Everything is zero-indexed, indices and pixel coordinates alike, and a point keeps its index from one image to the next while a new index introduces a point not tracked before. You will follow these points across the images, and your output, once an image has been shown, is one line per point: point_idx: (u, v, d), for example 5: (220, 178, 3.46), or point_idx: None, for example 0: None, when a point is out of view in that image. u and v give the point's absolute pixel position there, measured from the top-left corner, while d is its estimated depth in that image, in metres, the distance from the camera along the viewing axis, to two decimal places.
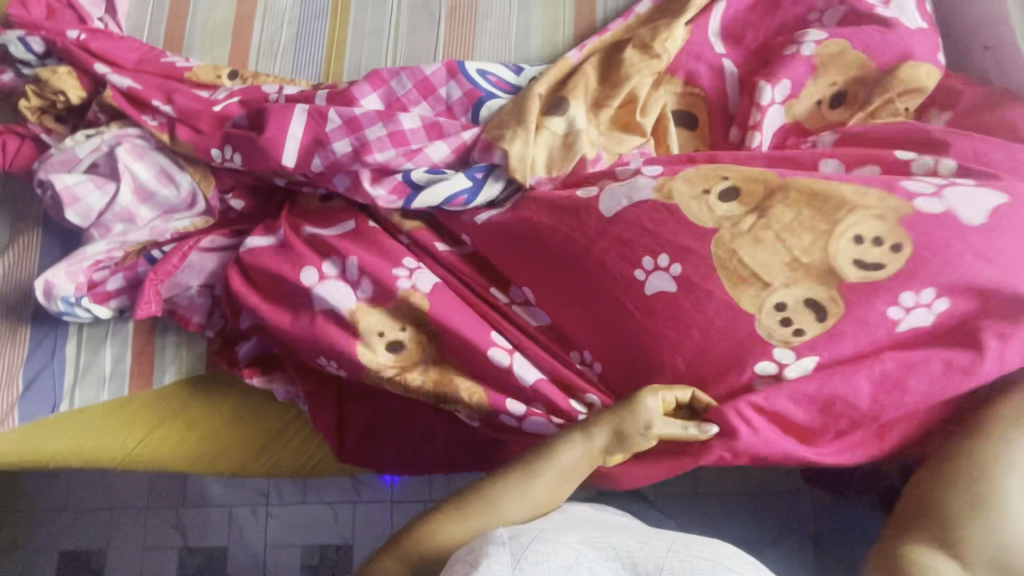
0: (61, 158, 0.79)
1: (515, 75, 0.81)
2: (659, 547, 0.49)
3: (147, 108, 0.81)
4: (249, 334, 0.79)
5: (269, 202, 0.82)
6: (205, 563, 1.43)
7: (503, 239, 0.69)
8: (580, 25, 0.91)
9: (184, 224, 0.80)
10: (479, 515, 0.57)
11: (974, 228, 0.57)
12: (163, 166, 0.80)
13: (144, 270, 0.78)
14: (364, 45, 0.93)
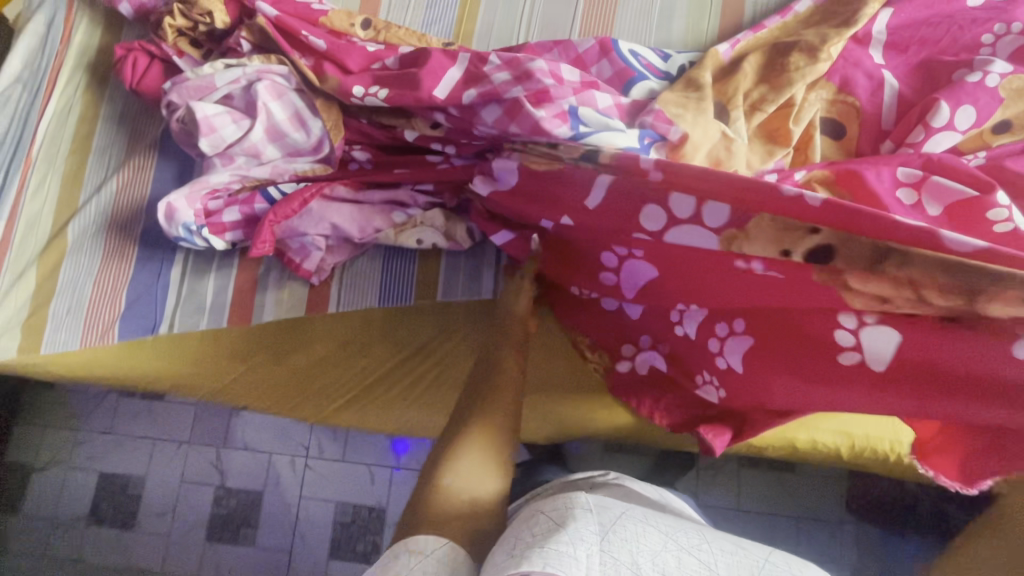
0: (197, 84, 0.78)
1: (663, 61, 0.79)
2: (756, 555, 0.53)
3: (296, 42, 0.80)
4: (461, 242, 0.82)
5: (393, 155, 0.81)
6: (242, 501, 1.47)
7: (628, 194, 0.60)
8: (727, 15, 0.86)
9: (304, 167, 0.79)
10: (472, 454, 0.60)
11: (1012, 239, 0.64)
12: (297, 109, 0.78)
13: (260, 206, 0.78)
14: (498, 9, 0.90)
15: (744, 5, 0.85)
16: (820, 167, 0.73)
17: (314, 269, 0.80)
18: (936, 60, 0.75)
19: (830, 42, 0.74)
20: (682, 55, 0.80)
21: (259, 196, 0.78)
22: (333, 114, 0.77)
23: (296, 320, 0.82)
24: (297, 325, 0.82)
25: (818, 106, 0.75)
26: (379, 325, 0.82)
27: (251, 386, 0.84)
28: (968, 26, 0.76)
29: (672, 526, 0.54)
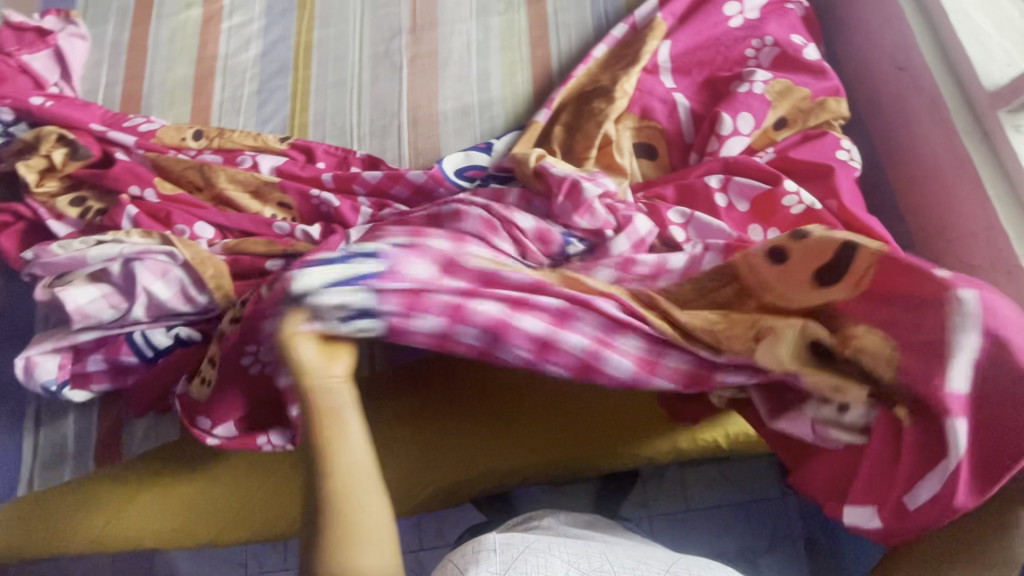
0: (67, 259, 0.75)
1: (487, 153, 0.86)
2: (658, 567, 0.56)
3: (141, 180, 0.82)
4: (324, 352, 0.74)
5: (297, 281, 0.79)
6: None
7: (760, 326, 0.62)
8: (537, 66, 0.93)
9: (188, 329, 0.77)
10: (359, 541, 0.51)
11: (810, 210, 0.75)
12: (183, 285, 0.76)
13: (127, 357, 0.75)
14: (328, 97, 0.94)
15: (550, 57, 0.93)
16: (642, 192, 0.81)
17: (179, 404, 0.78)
18: (714, 77, 0.85)
19: (624, 83, 0.83)
20: (502, 142, 0.86)
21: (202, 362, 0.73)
22: (207, 265, 0.76)
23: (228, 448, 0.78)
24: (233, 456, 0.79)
25: (624, 135, 0.83)
26: None
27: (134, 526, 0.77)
28: (733, 43, 0.86)
29: (571, 549, 0.57)
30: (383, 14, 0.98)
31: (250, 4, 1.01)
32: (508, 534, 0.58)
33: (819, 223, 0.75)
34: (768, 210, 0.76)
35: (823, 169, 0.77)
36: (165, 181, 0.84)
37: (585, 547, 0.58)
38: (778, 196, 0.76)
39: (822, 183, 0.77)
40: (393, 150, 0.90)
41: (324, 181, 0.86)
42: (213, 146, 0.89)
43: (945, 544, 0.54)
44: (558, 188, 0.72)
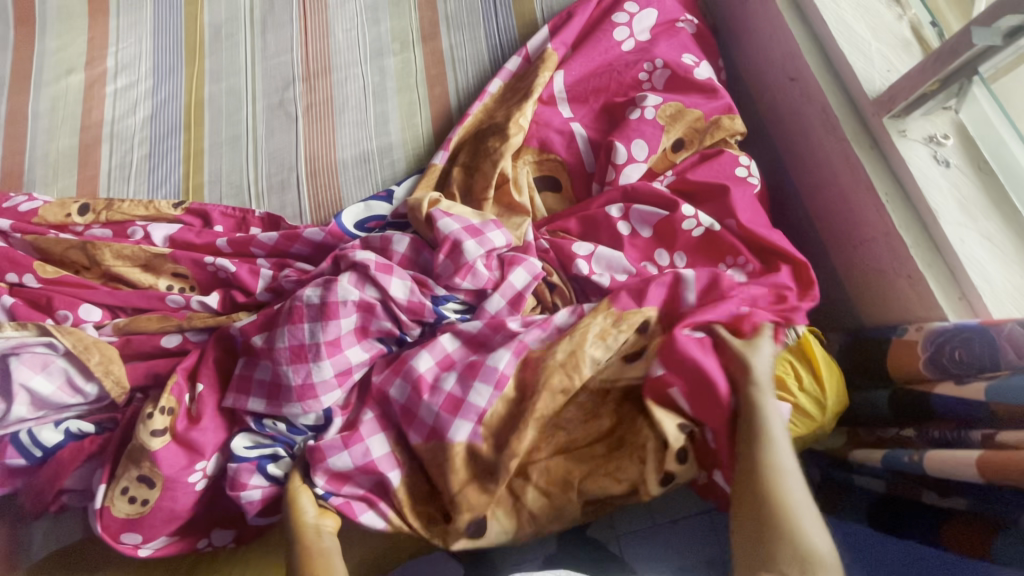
0: None
1: (388, 200, 0.83)
2: None
3: (20, 266, 0.77)
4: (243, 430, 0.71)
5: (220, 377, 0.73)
6: None
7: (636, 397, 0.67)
8: (436, 105, 0.91)
9: (78, 421, 0.73)
10: None
11: (713, 232, 0.75)
12: (69, 375, 0.72)
13: (14, 458, 0.71)
14: (223, 155, 0.91)
15: (448, 95, 0.92)
16: (547, 227, 0.80)
17: (72, 502, 0.73)
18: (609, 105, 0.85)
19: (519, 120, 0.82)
20: (402, 188, 0.84)
21: (131, 472, 0.68)
22: (95, 353, 0.72)
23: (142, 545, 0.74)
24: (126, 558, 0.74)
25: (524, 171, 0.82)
26: None
27: None
28: (625, 68, 0.86)
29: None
30: (274, 64, 0.95)
31: (134, 64, 0.97)
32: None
33: (722, 245, 0.75)
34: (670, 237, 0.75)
35: (717, 190, 0.77)
36: (48, 264, 0.79)
37: None
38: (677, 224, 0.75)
39: (720, 204, 0.77)
40: (294, 204, 0.87)
41: (219, 246, 0.82)
42: (101, 219, 0.85)
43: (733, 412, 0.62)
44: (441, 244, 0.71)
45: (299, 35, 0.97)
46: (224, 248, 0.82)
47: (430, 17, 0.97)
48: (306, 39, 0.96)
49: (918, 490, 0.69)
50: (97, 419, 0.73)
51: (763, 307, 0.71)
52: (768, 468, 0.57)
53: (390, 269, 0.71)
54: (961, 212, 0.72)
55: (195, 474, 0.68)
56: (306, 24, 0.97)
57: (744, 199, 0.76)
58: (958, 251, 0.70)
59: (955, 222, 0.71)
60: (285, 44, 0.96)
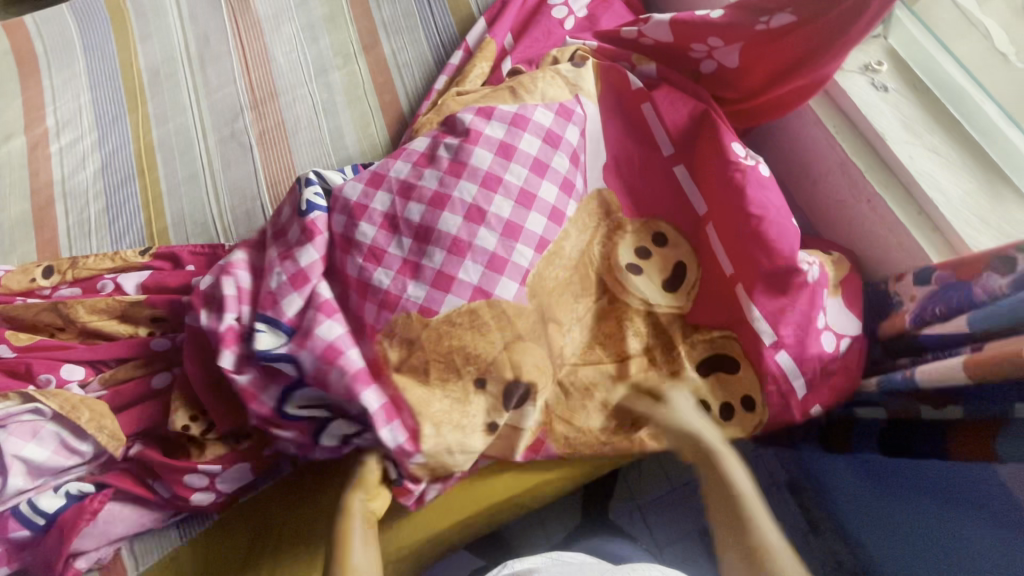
0: None
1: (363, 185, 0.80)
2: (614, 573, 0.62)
3: None
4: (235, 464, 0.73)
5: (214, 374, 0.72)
6: None
7: (684, 132, 0.79)
8: (389, 111, 0.92)
9: (77, 483, 0.71)
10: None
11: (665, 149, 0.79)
12: (62, 438, 0.70)
13: (21, 531, 0.69)
14: (183, 196, 0.90)
15: (399, 99, 0.92)
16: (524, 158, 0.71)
17: (86, 565, 0.71)
18: (578, 63, 0.81)
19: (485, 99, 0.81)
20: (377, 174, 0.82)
21: (187, 475, 0.71)
22: (87, 411, 0.71)
23: (202, 529, 0.76)
24: (187, 552, 0.74)
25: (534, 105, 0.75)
26: (197, 562, 0.74)
27: None
28: (566, 43, 0.87)
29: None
30: (219, 96, 0.94)
31: (76, 119, 0.95)
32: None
33: (682, 176, 0.78)
34: (645, 177, 0.79)
35: (681, 116, 0.79)
36: (21, 331, 0.77)
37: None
38: (669, 168, 0.79)
39: (675, 108, 0.79)
40: None
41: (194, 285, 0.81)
42: (69, 279, 0.83)
43: (721, 491, 0.67)
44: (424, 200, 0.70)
45: (239, 66, 0.96)
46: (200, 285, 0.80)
47: (367, 27, 0.97)
48: (247, 68, 0.96)
49: (914, 408, 0.69)
50: (97, 478, 0.72)
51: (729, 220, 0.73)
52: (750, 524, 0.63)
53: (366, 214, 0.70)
54: (907, 130, 0.75)
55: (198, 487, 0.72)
56: (245, 53, 0.97)
57: (672, 107, 0.79)
58: (910, 167, 0.73)
59: (902, 141, 0.74)
60: (226, 76, 0.95)
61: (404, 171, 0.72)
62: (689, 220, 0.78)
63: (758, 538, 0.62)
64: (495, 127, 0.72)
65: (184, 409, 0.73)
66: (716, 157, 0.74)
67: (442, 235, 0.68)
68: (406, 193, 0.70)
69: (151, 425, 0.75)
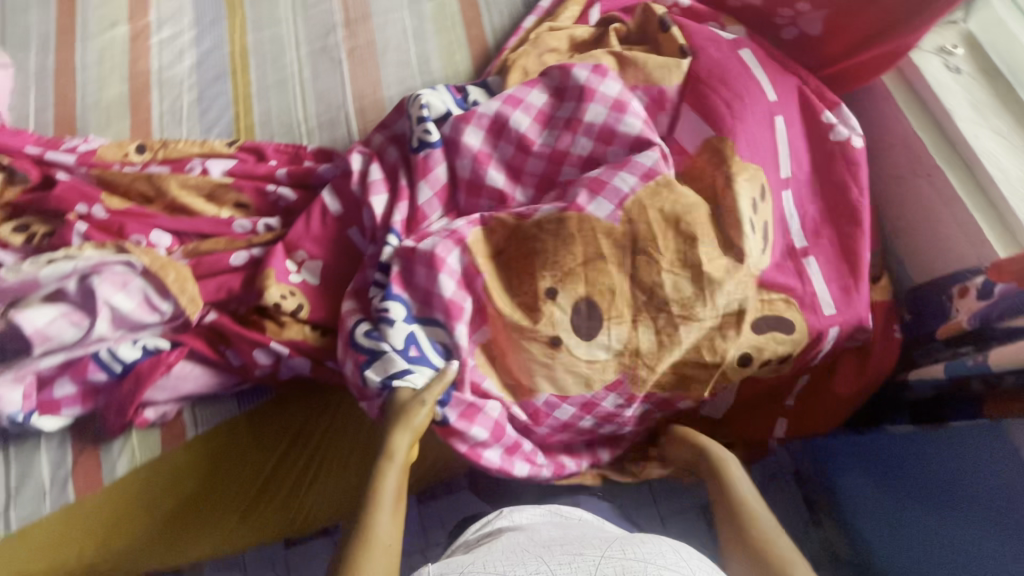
0: (17, 282, 0.72)
1: (462, 100, 0.81)
2: (593, 556, 0.52)
3: (88, 197, 0.80)
4: (298, 355, 0.75)
5: (339, 259, 0.79)
6: None
7: (789, 87, 0.80)
8: (475, 44, 0.96)
9: (154, 338, 0.75)
10: (371, 549, 0.57)
11: (766, 92, 0.78)
12: (146, 294, 0.75)
13: (96, 374, 0.73)
14: (271, 98, 0.94)
15: (486, 35, 0.97)
16: (623, 109, 0.74)
17: (153, 416, 0.76)
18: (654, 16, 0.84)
19: (576, 40, 0.86)
20: (477, 92, 0.83)
21: (257, 350, 0.74)
22: (173, 272, 0.75)
23: (258, 404, 0.79)
24: (241, 423, 0.77)
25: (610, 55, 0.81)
26: (246, 432, 0.77)
27: (121, 553, 0.74)
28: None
29: (551, 555, 0.53)
30: (315, 12, 0.99)
31: (177, 16, 1.00)
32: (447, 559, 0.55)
33: (779, 122, 0.78)
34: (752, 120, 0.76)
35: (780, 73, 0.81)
36: (115, 196, 0.82)
37: (541, 549, 0.55)
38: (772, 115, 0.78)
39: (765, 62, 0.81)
40: (343, 139, 0.91)
41: (277, 177, 0.86)
42: (159, 157, 0.87)
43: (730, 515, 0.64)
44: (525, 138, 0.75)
45: None
46: (287, 178, 0.85)
47: None
48: None
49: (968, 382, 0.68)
50: (171, 337, 0.76)
51: (805, 190, 0.80)
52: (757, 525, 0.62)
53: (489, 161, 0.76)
54: (973, 112, 0.79)
55: (268, 364, 0.75)
56: None
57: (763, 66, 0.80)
58: (973, 144, 0.77)
59: (968, 121, 0.78)
60: None
61: (523, 121, 0.75)
62: (773, 167, 0.77)
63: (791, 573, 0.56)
64: (610, 83, 0.75)
65: (276, 286, 0.76)
66: (804, 127, 0.82)
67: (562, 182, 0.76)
68: (524, 147, 0.75)
69: (225, 298, 0.78)
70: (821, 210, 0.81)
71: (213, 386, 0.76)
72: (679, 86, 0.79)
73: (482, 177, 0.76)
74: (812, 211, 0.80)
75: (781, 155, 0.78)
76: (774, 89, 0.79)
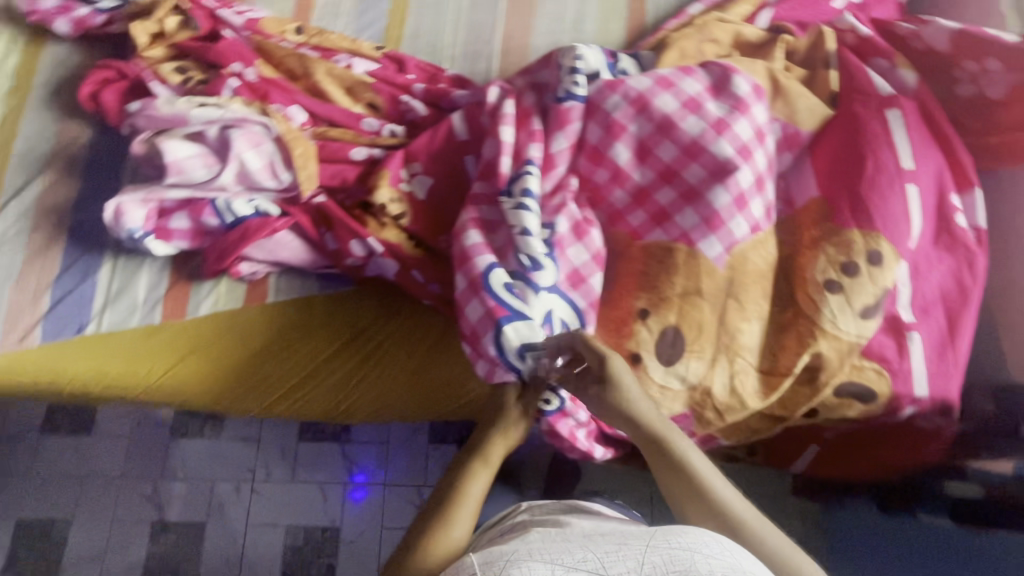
0: (169, 115, 0.78)
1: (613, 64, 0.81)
2: (638, 545, 0.47)
3: (245, 58, 0.85)
4: (388, 257, 0.78)
5: (448, 182, 0.82)
6: (165, 559, 1.17)
7: (928, 157, 0.78)
8: (633, 16, 0.96)
9: (267, 202, 0.80)
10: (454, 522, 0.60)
11: (904, 157, 0.77)
12: (272, 159, 0.79)
13: (210, 217, 0.78)
14: (426, 15, 0.97)
15: (646, 11, 0.96)
16: (762, 144, 0.78)
17: (246, 271, 0.80)
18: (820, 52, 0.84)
19: (740, 38, 0.84)
20: (630, 61, 0.82)
21: (353, 241, 0.77)
22: (301, 147, 0.79)
23: (336, 291, 0.82)
24: (318, 302, 0.81)
25: (766, 74, 0.81)
26: (319, 314, 0.81)
27: (180, 379, 0.80)
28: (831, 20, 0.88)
29: (596, 544, 0.49)
30: None
31: None
32: (491, 549, 0.51)
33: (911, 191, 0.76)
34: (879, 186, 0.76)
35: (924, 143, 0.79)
36: (267, 65, 0.87)
37: (582, 542, 0.51)
38: (905, 182, 0.76)
39: (916, 124, 0.79)
40: (482, 73, 0.93)
41: (413, 90, 0.88)
42: (313, 42, 0.92)
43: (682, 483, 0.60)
44: (662, 123, 0.77)
45: None
46: (423, 93, 0.88)
47: None
48: None
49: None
50: (281, 206, 0.80)
51: (924, 263, 0.77)
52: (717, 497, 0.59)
53: (620, 135, 0.78)
54: None
55: (358, 256, 0.78)
56: None
57: (914, 125, 0.79)
58: None
59: None
60: None
61: (670, 105, 0.77)
62: (895, 233, 0.75)
63: (774, 545, 0.55)
64: (761, 108, 0.78)
65: (387, 187, 0.79)
66: (936, 199, 0.79)
67: (682, 177, 0.77)
68: (660, 132, 0.77)
69: (337, 186, 0.82)
70: (931, 286, 0.77)
71: (305, 263, 0.81)
72: (815, 131, 0.81)
73: (609, 146, 0.78)
74: (924, 286, 0.77)
75: (905, 221, 0.76)
76: (913, 159, 0.77)
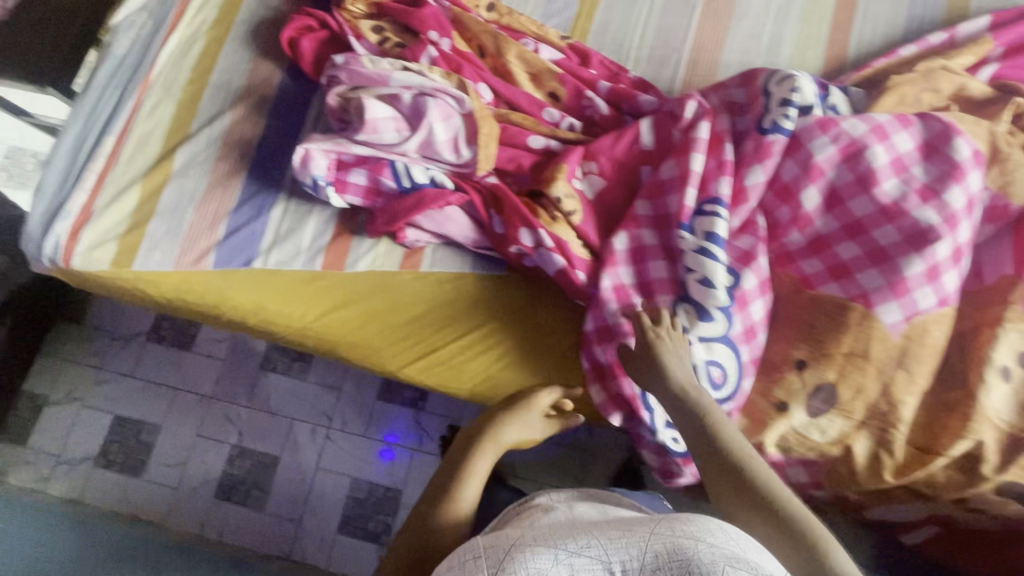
0: (372, 75, 0.80)
1: (822, 99, 0.77)
2: (642, 530, 0.45)
3: (442, 27, 0.86)
4: (553, 253, 0.77)
5: (621, 190, 0.81)
6: (232, 486, 1.14)
7: None
8: (834, 47, 0.91)
9: (443, 174, 0.81)
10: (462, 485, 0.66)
11: None
12: (458, 134, 0.80)
13: (389, 179, 0.80)
14: (616, 11, 0.95)
15: (850, 43, 0.90)
16: (970, 216, 0.71)
17: (410, 238, 0.82)
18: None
19: (959, 93, 0.79)
20: (839, 100, 0.78)
21: (524, 230, 0.77)
22: (487, 126, 0.80)
23: (490, 273, 0.82)
24: (471, 280, 0.82)
25: (988, 137, 0.74)
26: (472, 293, 0.82)
27: (331, 328, 0.83)
28: None
29: (601, 531, 0.47)
30: None
31: None
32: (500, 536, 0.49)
33: None
34: None
35: None
36: (460, 38, 0.88)
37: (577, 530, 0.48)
38: None
39: None
40: (665, 81, 0.90)
41: (597, 86, 0.87)
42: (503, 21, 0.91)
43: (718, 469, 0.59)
44: (863, 176, 0.72)
45: None
46: (607, 91, 0.86)
47: None
48: None
49: None
50: (455, 180, 0.81)
51: None
52: (751, 479, 0.56)
53: (815, 178, 0.74)
54: None
55: (521, 248, 0.78)
56: None
57: None
58: None
59: None
60: None
61: (880, 159, 0.72)
62: None
63: (839, 565, 0.48)
64: (977, 176, 0.72)
65: (564, 182, 0.78)
66: None
67: (869, 235, 0.73)
68: (859, 185, 0.73)
69: (510, 172, 0.83)
70: None
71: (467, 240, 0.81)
72: None
73: (801, 186, 0.74)
74: None
75: None
76: None
